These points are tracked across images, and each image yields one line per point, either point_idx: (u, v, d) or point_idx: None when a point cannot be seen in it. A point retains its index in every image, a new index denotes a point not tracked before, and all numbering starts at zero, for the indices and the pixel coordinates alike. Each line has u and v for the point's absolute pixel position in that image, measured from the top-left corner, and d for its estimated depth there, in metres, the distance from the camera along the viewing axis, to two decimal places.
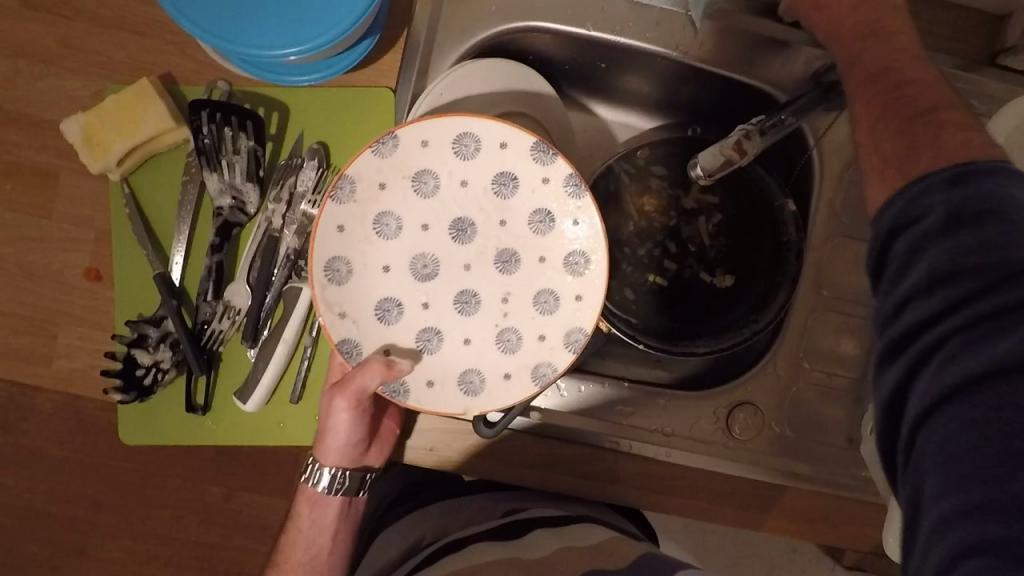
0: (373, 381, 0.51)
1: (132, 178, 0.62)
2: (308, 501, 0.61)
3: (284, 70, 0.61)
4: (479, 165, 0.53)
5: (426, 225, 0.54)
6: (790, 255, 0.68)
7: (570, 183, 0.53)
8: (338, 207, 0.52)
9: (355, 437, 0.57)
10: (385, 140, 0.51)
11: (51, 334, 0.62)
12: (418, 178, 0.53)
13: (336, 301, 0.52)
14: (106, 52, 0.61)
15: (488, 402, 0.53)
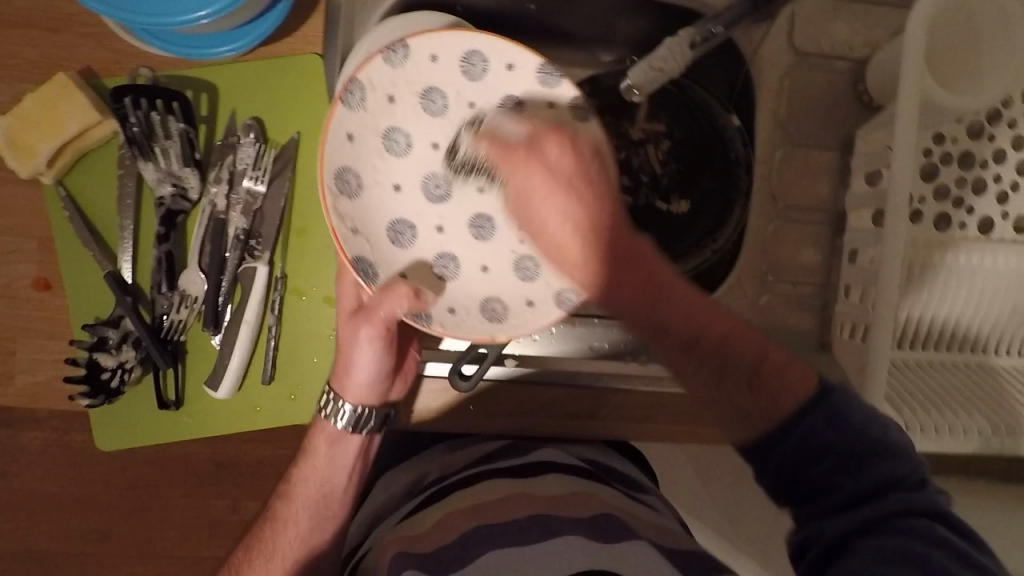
0: (400, 308, 0.53)
1: (67, 180, 0.60)
2: (326, 438, 0.60)
3: (200, 43, 0.59)
4: (489, 86, 0.54)
5: (437, 144, 0.56)
6: (739, 170, 0.69)
7: (576, 107, 0.52)
8: (347, 112, 0.52)
9: (382, 369, 0.57)
10: (396, 47, 0.51)
11: (8, 350, 0.61)
12: (427, 95, 0.55)
13: (348, 215, 0.53)
14: (20, 54, 0.59)
15: (512, 327, 0.55)
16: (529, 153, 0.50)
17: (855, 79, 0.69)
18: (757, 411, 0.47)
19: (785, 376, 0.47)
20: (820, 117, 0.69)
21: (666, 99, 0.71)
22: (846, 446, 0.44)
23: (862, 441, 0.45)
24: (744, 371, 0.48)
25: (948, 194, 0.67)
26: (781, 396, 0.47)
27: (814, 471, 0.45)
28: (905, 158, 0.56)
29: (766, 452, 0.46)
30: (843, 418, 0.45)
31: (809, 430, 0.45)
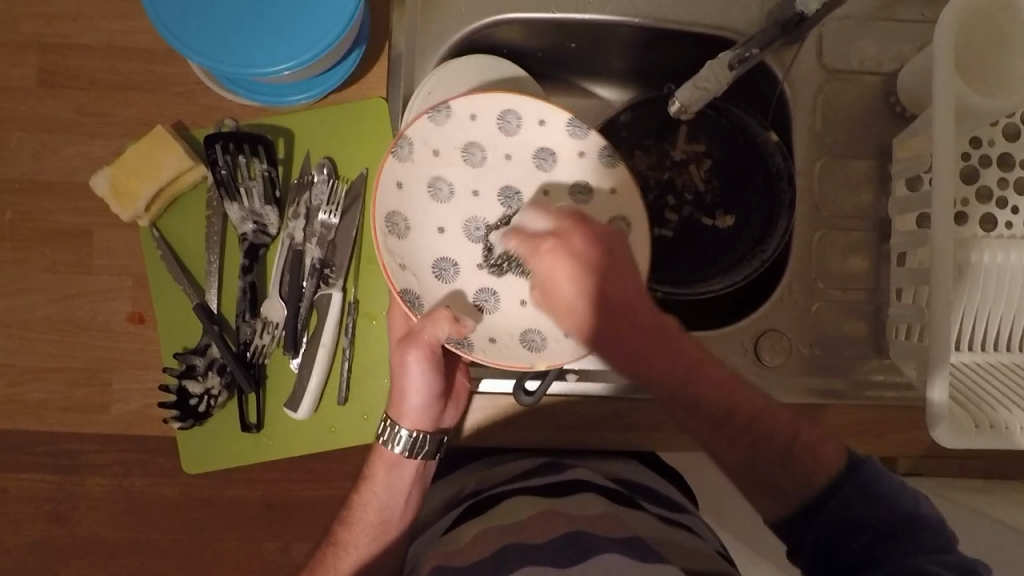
0: (442, 333, 0.56)
1: (160, 222, 0.66)
2: (386, 464, 0.63)
3: (281, 91, 0.66)
4: (523, 140, 0.60)
5: (477, 192, 0.62)
6: (782, 183, 0.71)
7: (603, 154, 0.59)
8: (398, 163, 0.57)
9: (433, 390, 0.60)
10: (439, 108, 0.57)
11: (105, 382, 0.66)
12: (467, 150, 0.60)
13: (398, 251, 0.57)
14: (121, 113, 0.66)
15: (550, 356, 0.58)
16: (556, 242, 0.54)
17: (888, 90, 0.72)
18: (787, 485, 0.52)
19: (819, 454, 0.52)
20: (857, 127, 0.72)
21: (706, 121, 0.75)
22: (879, 521, 0.48)
23: (893, 514, 0.49)
24: (781, 445, 0.53)
25: (991, 194, 0.69)
26: (820, 465, 0.51)
27: (849, 547, 0.48)
28: (946, 161, 0.58)
29: (801, 533, 0.51)
30: (872, 489, 0.49)
31: (843, 505, 0.49)
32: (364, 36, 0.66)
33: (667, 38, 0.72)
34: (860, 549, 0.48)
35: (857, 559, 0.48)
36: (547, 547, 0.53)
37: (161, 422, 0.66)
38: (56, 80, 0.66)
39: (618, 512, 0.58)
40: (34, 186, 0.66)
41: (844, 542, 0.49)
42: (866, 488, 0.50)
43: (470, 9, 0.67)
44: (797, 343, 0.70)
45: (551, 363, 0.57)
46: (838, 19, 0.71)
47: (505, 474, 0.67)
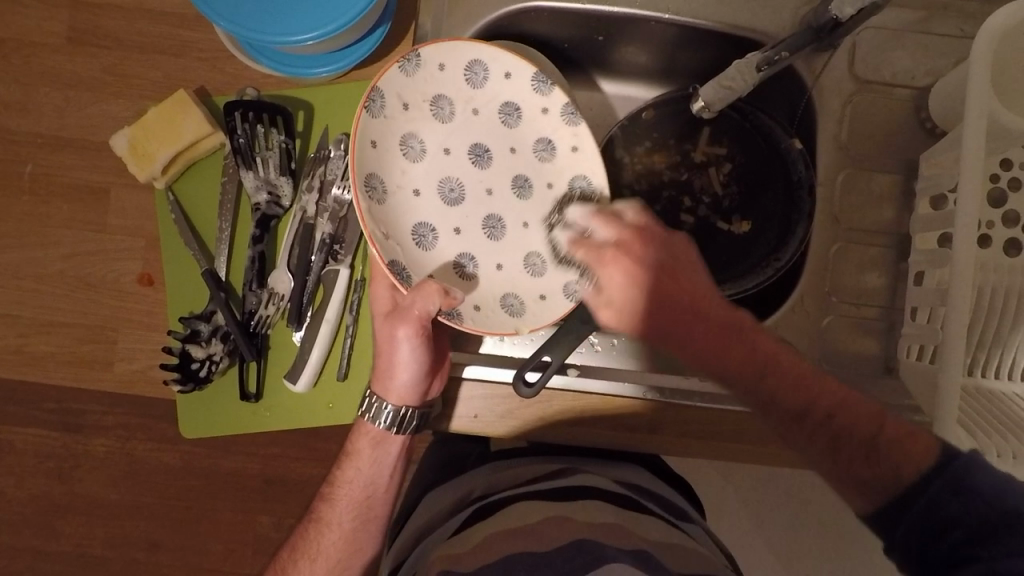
0: (432, 307, 0.55)
1: (175, 186, 0.66)
2: (371, 441, 0.62)
3: (303, 65, 0.65)
4: (488, 94, 0.61)
5: (448, 149, 0.61)
6: (803, 192, 0.70)
7: (568, 111, 0.60)
8: (371, 118, 0.57)
9: (422, 365, 0.58)
10: (410, 57, 0.57)
11: (111, 339, 0.66)
12: (436, 103, 0.60)
13: (378, 216, 0.57)
14: (146, 74, 0.66)
15: (531, 321, 0.60)
16: (619, 249, 0.52)
17: (919, 105, 0.70)
18: (875, 482, 0.44)
19: (909, 446, 0.44)
20: (883, 141, 0.71)
21: (729, 124, 0.74)
22: (974, 520, 0.40)
23: (995, 513, 0.39)
24: (865, 438, 0.46)
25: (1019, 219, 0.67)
26: (911, 458, 0.44)
27: (942, 545, 0.40)
28: (974, 180, 0.57)
29: (892, 526, 0.44)
30: (967, 484, 0.41)
31: (931, 500, 0.42)
32: (390, 15, 0.65)
33: (697, 37, 0.70)
34: (952, 550, 0.40)
35: (951, 560, 0.40)
36: (555, 553, 0.51)
37: (161, 383, 0.67)
38: (84, 38, 0.66)
39: (626, 522, 0.56)
40: (56, 141, 0.66)
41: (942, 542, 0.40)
42: (960, 478, 0.41)
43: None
44: (806, 356, 0.69)
45: (533, 327, 0.59)
46: (874, 28, 0.70)
47: (512, 479, 0.65)
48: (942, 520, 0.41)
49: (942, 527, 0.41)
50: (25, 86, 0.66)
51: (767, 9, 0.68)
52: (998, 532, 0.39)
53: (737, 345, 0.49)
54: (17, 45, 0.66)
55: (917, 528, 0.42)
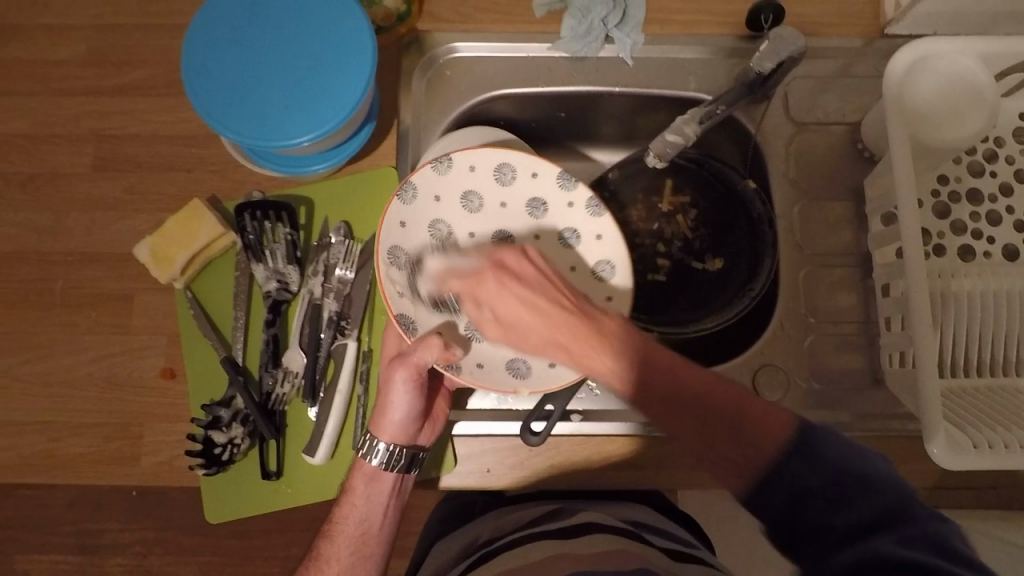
0: (431, 357, 0.59)
1: (194, 284, 0.72)
2: (364, 476, 0.64)
3: (300, 163, 0.73)
4: (517, 190, 0.67)
5: (473, 234, 0.68)
6: (765, 226, 0.76)
7: (591, 204, 0.65)
8: (403, 205, 0.64)
9: (415, 408, 0.62)
10: (441, 159, 0.65)
11: (139, 434, 0.70)
12: (466, 197, 0.67)
13: (398, 281, 0.63)
14: (163, 190, 0.75)
15: (534, 384, 0.63)
16: (494, 271, 0.56)
17: (855, 139, 0.78)
18: (748, 458, 0.49)
19: (767, 424, 0.50)
20: (830, 173, 0.78)
21: (689, 174, 0.82)
22: (830, 484, 0.45)
23: (846, 477, 0.45)
24: (727, 420, 0.52)
25: (966, 227, 0.73)
26: (768, 440, 0.49)
27: (809, 509, 0.46)
28: (907, 196, 0.64)
29: (760, 496, 0.48)
30: (819, 454, 0.47)
31: (791, 473, 0.47)
32: (374, 112, 0.74)
33: (647, 103, 0.80)
34: (834, 511, 0.45)
35: (812, 525, 0.45)
36: None
37: (186, 470, 0.70)
38: (110, 165, 0.75)
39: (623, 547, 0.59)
40: (85, 257, 0.73)
41: (834, 518, 0.45)
42: (834, 456, 0.47)
43: (468, 92, 0.78)
44: (796, 377, 0.72)
45: (535, 391, 0.62)
46: (802, 78, 0.79)
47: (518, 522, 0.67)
48: (801, 484, 0.46)
49: (803, 489, 0.46)
50: (57, 213, 0.74)
51: (705, 74, 0.78)
52: (872, 502, 0.44)
53: (592, 342, 0.54)
54: (51, 177, 0.75)
55: (788, 502, 0.46)
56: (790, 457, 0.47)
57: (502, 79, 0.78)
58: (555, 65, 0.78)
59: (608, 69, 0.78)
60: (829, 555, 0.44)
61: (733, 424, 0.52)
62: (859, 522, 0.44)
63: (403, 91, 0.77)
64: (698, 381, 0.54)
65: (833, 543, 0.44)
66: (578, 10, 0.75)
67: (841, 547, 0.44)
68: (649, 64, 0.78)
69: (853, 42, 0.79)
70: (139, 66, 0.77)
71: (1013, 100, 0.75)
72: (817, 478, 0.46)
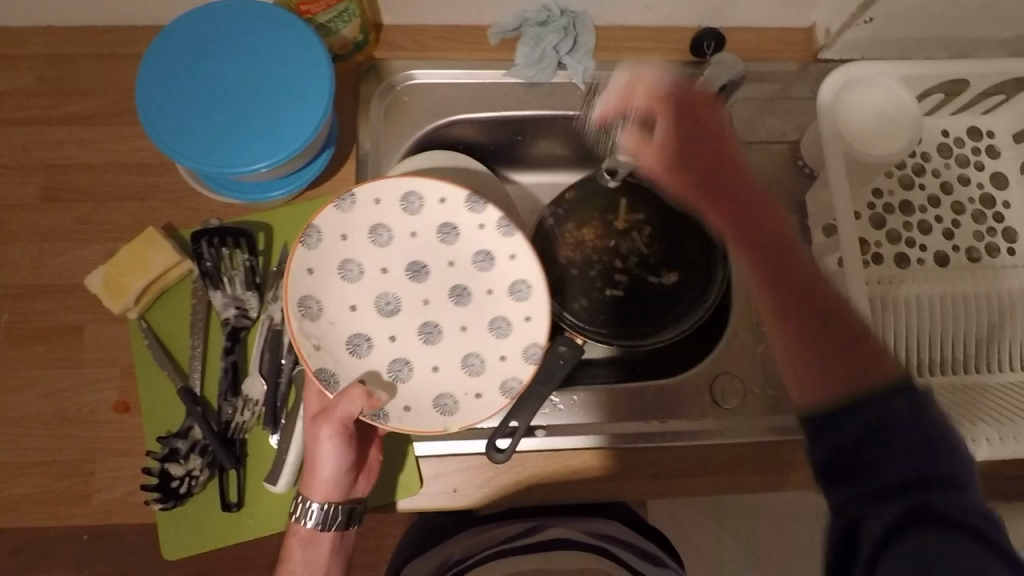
0: (355, 408, 0.58)
1: (149, 314, 0.71)
2: (300, 542, 0.62)
3: (258, 190, 0.73)
4: (426, 218, 0.66)
5: (386, 269, 0.66)
6: (715, 240, 0.80)
7: (501, 224, 0.65)
8: (308, 251, 0.63)
9: (343, 463, 0.61)
10: (345, 198, 0.63)
11: (90, 471, 0.68)
12: (375, 231, 0.65)
13: (312, 334, 0.63)
14: (116, 219, 0.73)
15: (463, 419, 0.64)
16: (676, 101, 0.70)
17: (795, 156, 0.83)
18: (834, 368, 0.50)
19: (879, 360, 0.49)
20: (774, 188, 0.82)
21: (641, 193, 0.84)
22: (899, 441, 0.43)
23: (925, 438, 0.43)
24: (846, 339, 0.51)
25: (900, 236, 0.78)
26: (875, 368, 0.48)
27: (857, 471, 0.44)
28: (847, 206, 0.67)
29: (825, 424, 0.47)
30: (920, 407, 0.44)
31: (888, 411, 0.44)
32: (333, 138, 0.75)
33: None
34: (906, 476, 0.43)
35: (878, 483, 0.43)
36: None
37: (141, 506, 0.67)
38: (61, 195, 0.74)
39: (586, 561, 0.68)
40: (34, 290, 0.71)
41: (891, 465, 0.43)
42: (902, 420, 0.44)
43: (425, 116, 0.79)
44: (752, 384, 0.74)
45: (464, 425, 0.63)
46: (744, 100, 0.83)
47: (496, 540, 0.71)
48: (875, 456, 0.43)
49: (875, 463, 0.43)
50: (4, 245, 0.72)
51: None
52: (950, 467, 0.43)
53: (727, 181, 0.65)
54: None
55: (826, 460, 0.46)
56: (863, 400, 0.46)
57: (459, 103, 0.80)
58: (510, 89, 0.80)
59: (562, 94, 0.80)
60: (876, 500, 0.43)
61: (857, 343, 0.51)
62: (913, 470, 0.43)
63: (361, 114, 0.78)
64: (802, 322, 0.53)
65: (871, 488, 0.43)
66: (530, 38, 0.79)
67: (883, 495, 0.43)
68: (601, 88, 0.81)
69: (789, 67, 0.84)
70: (91, 95, 0.76)
71: (934, 119, 0.81)
72: (910, 458, 0.43)
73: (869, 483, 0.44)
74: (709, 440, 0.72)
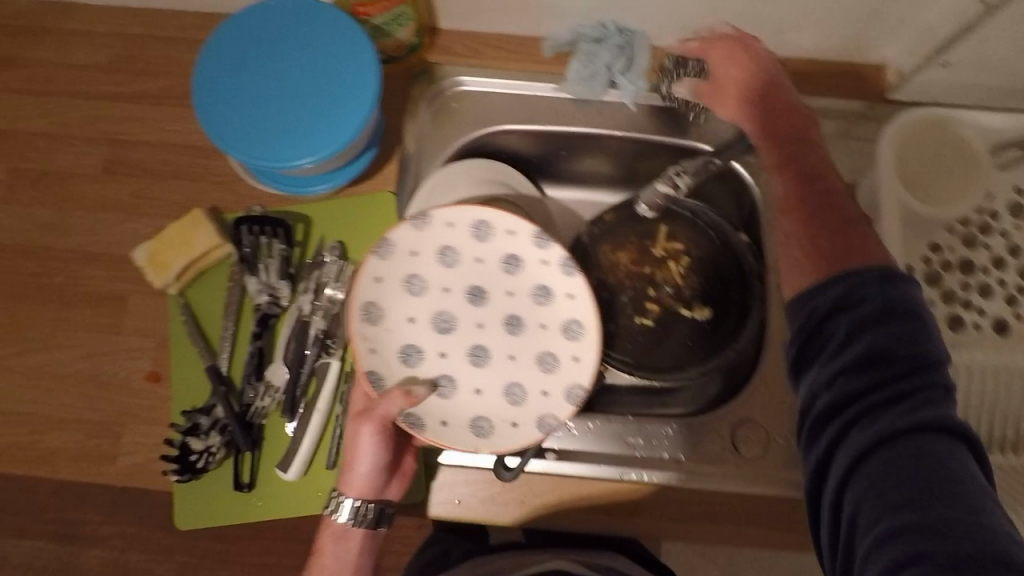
0: (396, 407, 0.60)
1: (187, 291, 0.74)
2: (331, 535, 0.63)
3: (300, 184, 0.75)
4: (493, 246, 0.68)
5: (448, 288, 0.68)
6: (753, 280, 0.78)
7: (565, 264, 0.67)
8: (380, 261, 0.65)
9: (379, 461, 0.61)
10: (421, 217, 0.66)
11: (117, 434, 0.71)
12: (443, 252, 0.67)
13: (370, 337, 0.65)
14: (168, 197, 0.77)
15: (496, 444, 0.65)
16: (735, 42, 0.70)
17: None
18: (848, 291, 0.51)
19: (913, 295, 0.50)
20: None
21: (683, 222, 0.82)
22: (895, 345, 0.48)
23: (912, 341, 0.48)
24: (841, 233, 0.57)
25: (956, 296, 0.73)
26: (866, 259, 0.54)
27: (843, 313, 0.50)
28: None
29: (828, 322, 0.51)
30: (915, 314, 0.49)
31: (885, 301, 0.50)
32: (377, 137, 0.77)
33: (648, 149, 0.81)
34: (886, 344, 0.48)
35: (869, 360, 0.48)
36: None
37: (159, 475, 0.70)
38: (120, 168, 0.77)
39: None
40: (86, 256, 0.75)
41: (874, 334, 0.49)
42: (908, 330, 0.48)
43: (472, 124, 0.80)
44: (774, 434, 0.72)
45: (493, 450, 0.64)
46: None
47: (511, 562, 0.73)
48: (853, 339, 0.49)
49: (850, 345, 0.49)
50: (64, 210, 0.77)
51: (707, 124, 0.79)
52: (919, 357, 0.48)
53: (797, 141, 0.65)
54: (62, 176, 0.77)
55: (830, 304, 0.51)
56: (837, 281, 0.52)
57: (507, 115, 0.80)
58: (560, 105, 0.80)
59: (612, 114, 0.79)
60: (836, 357, 0.50)
61: (851, 224, 0.58)
62: (901, 373, 0.48)
63: (409, 115, 0.79)
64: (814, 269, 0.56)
65: (838, 346, 0.50)
66: (584, 54, 0.78)
67: (848, 348, 0.49)
68: (653, 110, 0.80)
69: (855, 106, 0.80)
70: (158, 76, 0.79)
71: (1010, 173, 0.75)
72: (876, 299, 0.50)
73: (859, 376, 0.48)
74: (723, 486, 0.70)
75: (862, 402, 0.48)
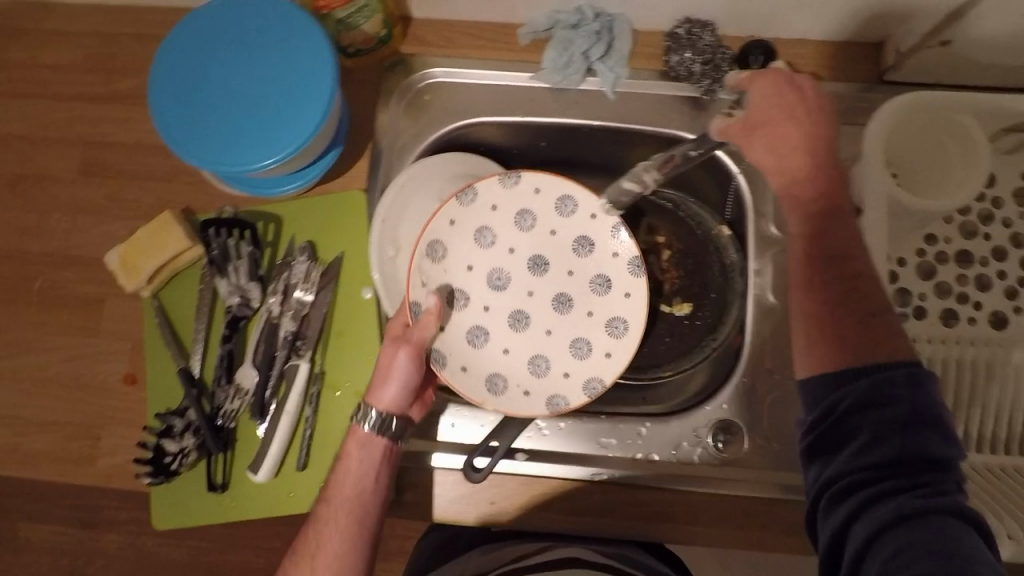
0: (428, 331, 0.65)
1: (161, 294, 0.74)
2: (357, 441, 0.63)
3: (268, 186, 0.74)
4: (571, 225, 0.72)
5: (513, 250, 0.72)
6: (735, 275, 0.76)
7: (633, 263, 0.70)
8: (458, 205, 0.70)
9: (412, 379, 0.64)
10: (511, 176, 0.70)
11: (97, 436, 0.72)
12: (520, 216, 0.72)
13: (427, 271, 0.69)
14: (142, 198, 0.77)
15: (507, 404, 0.68)
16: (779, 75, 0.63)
17: None
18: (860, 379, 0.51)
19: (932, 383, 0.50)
20: None
21: (664, 215, 0.81)
22: (902, 431, 0.48)
23: (920, 425, 0.48)
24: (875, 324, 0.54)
25: (951, 290, 0.69)
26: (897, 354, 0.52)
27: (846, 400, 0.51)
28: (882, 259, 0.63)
29: (836, 405, 0.52)
30: (925, 392, 0.50)
31: (889, 381, 0.50)
32: (342, 134, 0.74)
33: (627, 138, 0.78)
34: (892, 428, 0.49)
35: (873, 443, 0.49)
36: None
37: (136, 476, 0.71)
38: (95, 171, 0.78)
39: None
40: (64, 259, 0.76)
41: (877, 420, 0.49)
42: (920, 416, 0.49)
43: (444, 117, 0.77)
44: (756, 434, 0.69)
45: (501, 408, 0.67)
46: None
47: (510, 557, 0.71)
48: (855, 429, 0.50)
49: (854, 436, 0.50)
50: (42, 214, 0.77)
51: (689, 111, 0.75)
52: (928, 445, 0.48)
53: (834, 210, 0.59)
54: (39, 180, 0.78)
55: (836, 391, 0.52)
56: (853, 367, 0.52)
57: (480, 106, 0.77)
58: (536, 95, 0.77)
59: (590, 103, 0.76)
60: (845, 447, 0.50)
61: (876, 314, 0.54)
62: (907, 462, 0.48)
63: (380, 109, 0.77)
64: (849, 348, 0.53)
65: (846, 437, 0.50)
66: (560, 42, 0.74)
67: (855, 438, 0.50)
68: (632, 97, 0.76)
69: (848, 87, 0.75)
70: (130, 76, 0.79)
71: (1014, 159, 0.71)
72: (889, 390, 0.50)
73: (867, 465, 0.49)
74: (700, 488, 0.67)
75: (871, 489, 0.48)
